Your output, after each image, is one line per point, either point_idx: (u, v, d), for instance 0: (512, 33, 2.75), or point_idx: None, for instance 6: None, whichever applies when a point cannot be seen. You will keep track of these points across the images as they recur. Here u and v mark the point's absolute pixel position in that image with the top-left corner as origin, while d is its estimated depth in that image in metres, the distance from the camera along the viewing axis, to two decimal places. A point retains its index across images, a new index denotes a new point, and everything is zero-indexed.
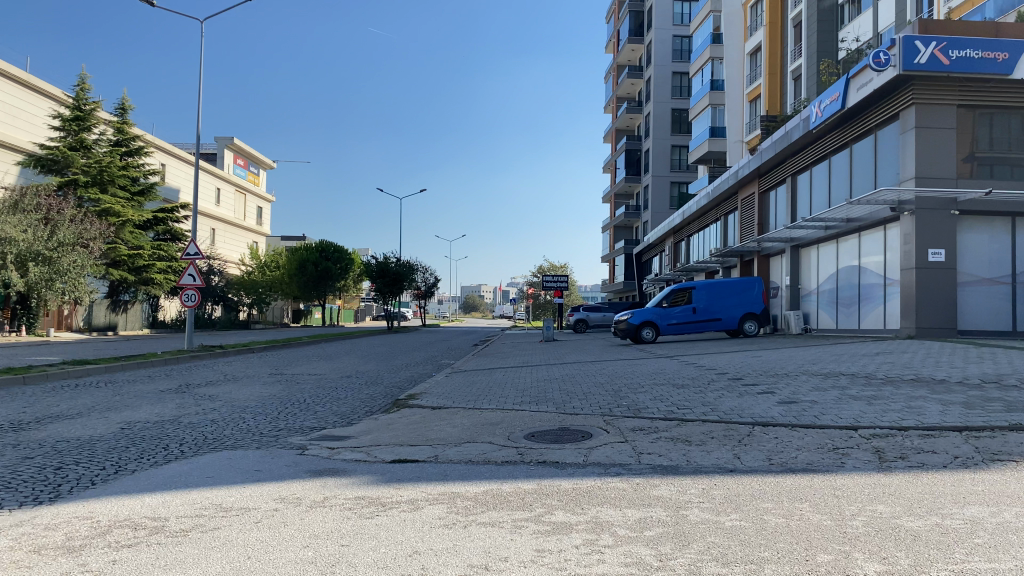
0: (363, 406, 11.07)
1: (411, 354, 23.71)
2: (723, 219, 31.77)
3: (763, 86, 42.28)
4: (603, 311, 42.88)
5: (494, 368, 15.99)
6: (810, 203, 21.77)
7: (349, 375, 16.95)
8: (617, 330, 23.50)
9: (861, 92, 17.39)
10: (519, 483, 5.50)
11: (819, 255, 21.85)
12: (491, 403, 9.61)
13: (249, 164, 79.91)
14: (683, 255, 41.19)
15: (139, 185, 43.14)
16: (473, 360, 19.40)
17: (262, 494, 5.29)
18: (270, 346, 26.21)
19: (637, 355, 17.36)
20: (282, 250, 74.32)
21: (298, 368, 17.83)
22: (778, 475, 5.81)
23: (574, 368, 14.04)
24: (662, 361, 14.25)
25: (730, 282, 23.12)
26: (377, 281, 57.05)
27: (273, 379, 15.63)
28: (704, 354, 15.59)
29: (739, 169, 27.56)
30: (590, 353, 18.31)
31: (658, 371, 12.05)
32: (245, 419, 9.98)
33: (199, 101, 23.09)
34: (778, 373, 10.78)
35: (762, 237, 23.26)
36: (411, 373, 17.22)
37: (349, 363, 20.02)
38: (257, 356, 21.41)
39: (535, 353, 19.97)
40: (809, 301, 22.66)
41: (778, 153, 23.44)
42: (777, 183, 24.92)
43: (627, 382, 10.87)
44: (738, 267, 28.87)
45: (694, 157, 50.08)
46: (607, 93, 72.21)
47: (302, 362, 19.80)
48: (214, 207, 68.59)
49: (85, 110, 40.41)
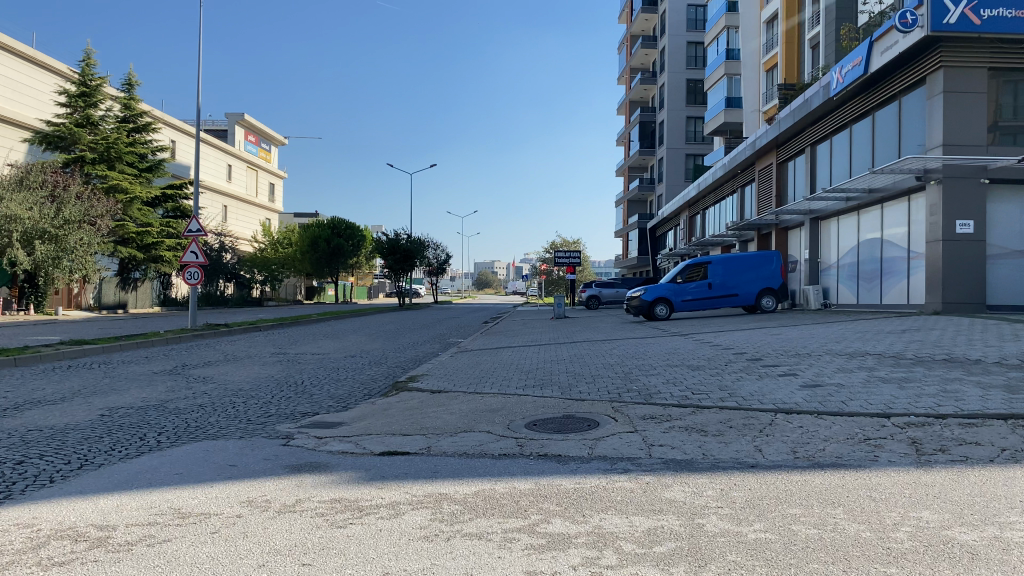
0: (360, 389, 10.53)
1: (419, 332, 23.22)
2: (740, 191, 30.94)
3: (780, 55, 41.15)
4: (617, 286, 42.23)
5: (501, 347, 15.43)
6: (830, 174, 20.97)
7: (353, 354, 16.44)
8: (629, 307, 22.86)
9: (886, 56, 16.52)
10: (515, 483, 4.92)
11: (839, 227, 21.07)
12: (492, 387, 9.05)
13: (260, 140, 79.36)
14: (698, 229, 40.38)
15: (147, 162, 42.61)
16: (481, 339, 18.85)
17: (228, 498, 4.74)
18: (277, 324, 25.81)
19: (650, 332, 16.75)
20: (294, 228, 74.00)
21: (301, 348, 17.34)
22: (805, 473, 5.21)
23: (584, 348, 13.44)
24: (676, 339, 13.65)
25: (747, 256, 22.41)
26: (387, 258, 56.67)
27: (273, 360, 15.12)
28: (719, 333, 14.94)
29: (756, 140, 26.70)
30: (602, 331, 17.72)
31: (672, 352, 11.43)
32: (234, 404, 9.45)
33: (199, 73, 22.48)
34: (801, 353, 10.13)
35: (780, 210, 22.48)
36: (417, 352, 16.70)
37: (354, 342, 19.52)
38: (261, 335, 20.98)
39: (545, 332, 19.39)
40: (828, 276, 21.91)
41: (796, 122, 22.60)
42: (795, 154, 24.08)
43: (640, 362, 10.27)
44: (755, 241, 28.10)
45: (710, 128, 49.04)
46: (621, 64, 70.96)
47: (307, 341, 19.33)
48: (225, 183, 68.15)
49: (92, 85, 39.87)
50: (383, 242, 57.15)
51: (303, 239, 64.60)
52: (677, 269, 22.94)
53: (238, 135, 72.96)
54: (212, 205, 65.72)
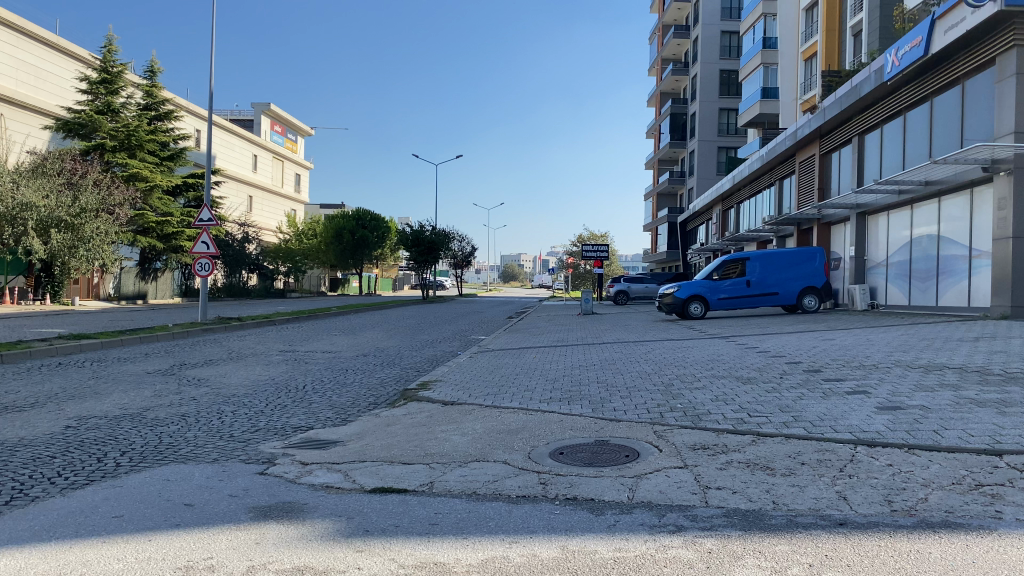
0: (366, 398, 9.43)
1: (440, 328, 22.23)
2: (778, 184, 29.47)
3: (820, 43, 39.45)
4: (646, 282, 40.88)
5: (523, 349, 14.27)
6: (880, 165, 19.56)
7: (366, 353, 15.35)
8: (661, 305, 21.61)
9: (950, 36, 15.09)
10: (536, 549, 3.77)
11: (889, 222, 19.63)
12: (511, 400, 7.89)
13: (286, 130, 78.81)
14: (732, 223, 38.92)
15: (168, 150, 41.81)
16: (503, 337, 17.78)
17: (157, 568, 3.62)
18: (294, 318, 24.94)
19: (684, 333, 15.58)
20: (319, 219, 73.37)
21: (312, 345, 16.33)
22: (915, 538, 3.98)
23: (616, 351, 12.22)
24: (718, 344, 12.38)
25: (788, 253, 21.07)
26: (412, 250, 55.69)
27: (280, 359, 14.08)
28: (763, 335, 13.69)
29: (797, 130, 25.22)
30: (632, 331, 16.55)
31: (714, 359, 10.19)
32: (222, 414, 8.37)
33: (212, 56, 21.50)
34: (867, 365, 8.81)
35: (824, 203, 21.09)
36: (434, 351, 15.62)
37: (370, 338, 18.51)
38: (275, 330, 20.07)
39: (571, 330, 18.26)
40: (876, 274, 20.46)
41: (842, 110, 21.16)
42: (841, 144, 22.64)
43: (680, 372, 9.05)
44: (794, 236, 26.68)
45: (745, 120, 47.44)
46: (653, 55, 69.35)
47: (321, 337, 18.35)
48: (251, 173, 67.60)
49: (113, 72, 39.28)
50: (408, 233, 56.16)
51: (327, 230, 63.88)
52: (713, 265, 21.68)
53: (264, 125, 72.37)
54: (237, 195, 65.20)
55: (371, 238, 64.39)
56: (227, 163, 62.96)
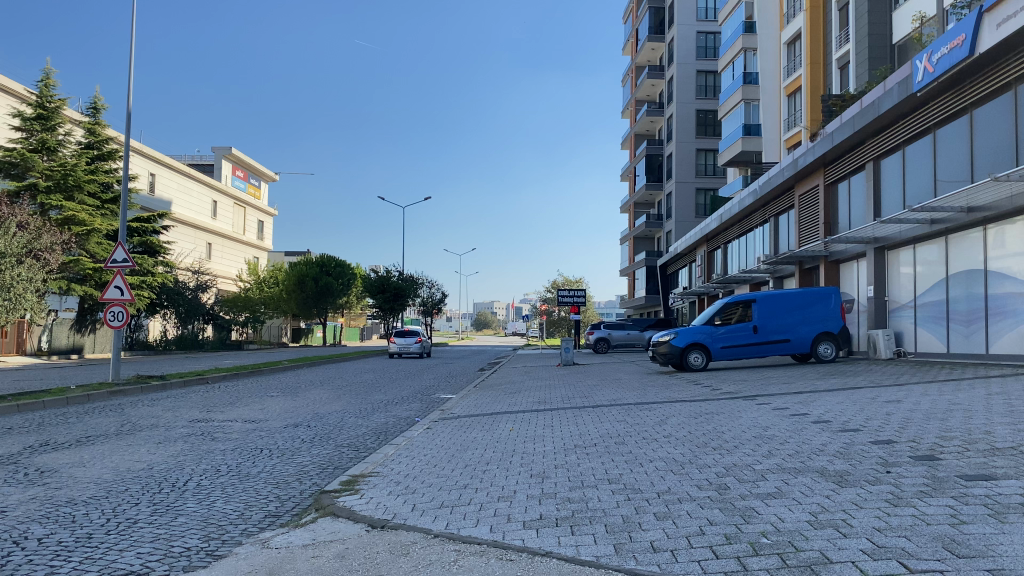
0: (262, 509, 6.33)
1: (400, 386, 19.23)
2: (773, 221, 27.08)
3: (804, 77, 37.57)
4: (627, 328, 38.13)
5: (496, 416, 11.27)
6: (903, 191, 17.20)
7: (300, 420, 12.33)
8: (655, 355, 18.77)
9: (1003, 29, 12.75)
10: None
11: (916, 256, 17.10)
12: (480, 524, 4.87)
13: (249, 175, 75.79)
14: (718, 265, 36.44)
15: (111, 192, 38.92)
16: (472, 398, 14.78)
17: None
18: (233, 374, 21.79)
19: (693, 393, 12.68)
20: (281, 267, 70.11)
21: (234, 412, 13.21)
22: None
23: (615, 421, 9.26)
24: (749, 410, 9.48)
25: (799, 293, 18.39)
26: (377, 297, 52.62)
27: (182, 433, 10.88)
28: (798, 395, 10.83)
29: (797, 159, 22.83)
30: (626, 390, 13.66)
31: (762, 438, 7.28)
32: (19, 544, 5.26)
33: (131, 72, 18.45)
34: (999, 450, 5.97)
35: (837, 237, 18.57)
36: (386, 419, 12.55)
37: (313, 401, 15.42)
38: (202, 391, 16.91)
39: (551, 388, 15.32)
40: (901, 318, 17.86)
41: (855, 133, 18.84)
42: (850, 172, 20.27)
43: (729, 464, 6.13)
44: (795, 276, 24.17)
45: (726, 158, 45.47)
46: (626, 96, 67.87)
47: (253, 400, 15.21)
48: (210, 220, 64.39)
49: (50, 108, 36.27)
50: (372, 279, 53.07)
51: (289, 277, 60.65)
52: (713, 308, 18.88)
53: (225, 169, 69.39)
54: (194, 243, 61.88)
55: (336, 285, 61.25)
56: (184, 209, 59.66)
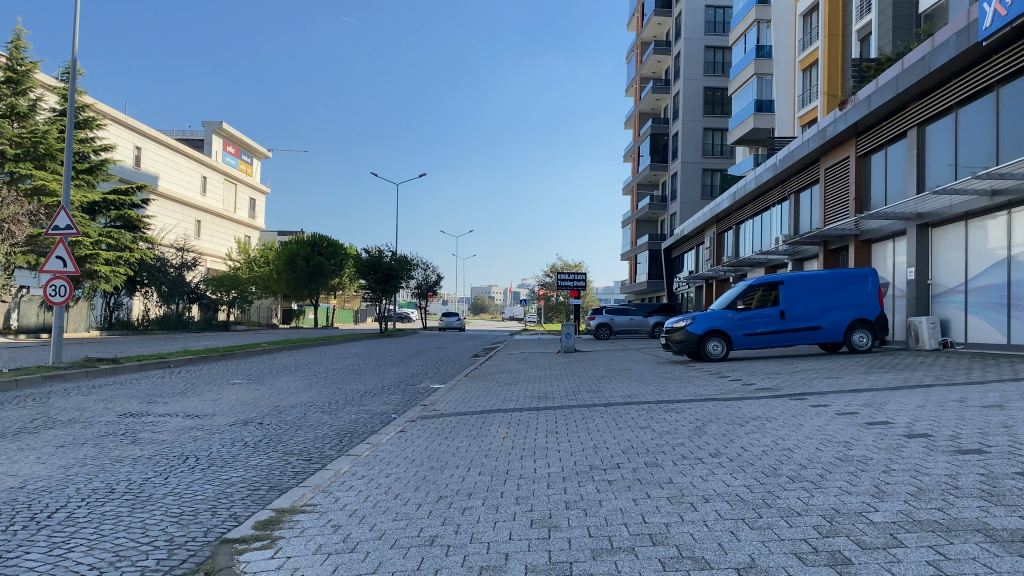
0: (131, 567, 4.25)
1: (383, 374, 17.18)
2: (793, 198, 25.02)
3: (821, 49, 35.27)
4: (630, 313, 36.10)
5: (487, 415, 9.22)
6: (956, 158, 15.24)
7: (252, 418, 10.27)
8: (670, 343, 16.73)
9: None
10: None
11: (969, 234, 15.09)
12: None
13: (240, 152, 73.43)
14: (730, 248, 34.38)
15: (85, 162, 36.81)
16: (461, 390, 12.76)
17: None
18: (201, 358, 19.76)
19: (722, 389, 10.63)
20: (273, 246, 67.87)
21: (179, 406, 11.12)
22: None
23: (642, 428, 7.24)
24: (808, 417, 7.43)
25: (832, 273, 16.32)
26: (368, 278, 50.44)
27: (100, 432, 8.80)
28: (858, 396, 8.78)
29: (824, 129, 20.79)
30: (640, 384, 11.62)
31: (851, 462, 5.22)
32: None
33: (78, 12, 16.20)
34: None
35: (874, 213, 16.52)
36: (355, 416, 10.50)
37: (279, 391, 13.41)
38: (156, 378, 14.88)
39: (552, 381, 13.28)
40: (948, 304, 15.84)
41: (898, 96, 16.80)
42: (887, 141, 18.23)
43: (829, 512, 4.07)
44: (819, 258, 22.13)
45: (736, 137, 43.29)
46: (630, 74, 65.55)
47: (208, 390, 13.18)
48: (199, 196, 62.12)
49: (20, 71, 33.98)
50: (364, 259, 50.87)
51: (279, 256, 58.48)
52: (734, 290, 16.87)
53: (216, 145, 67.00)
54: (182, 220, 59.64)
55: (328, 265, 59.08)
56: (170, 184, 57.41)
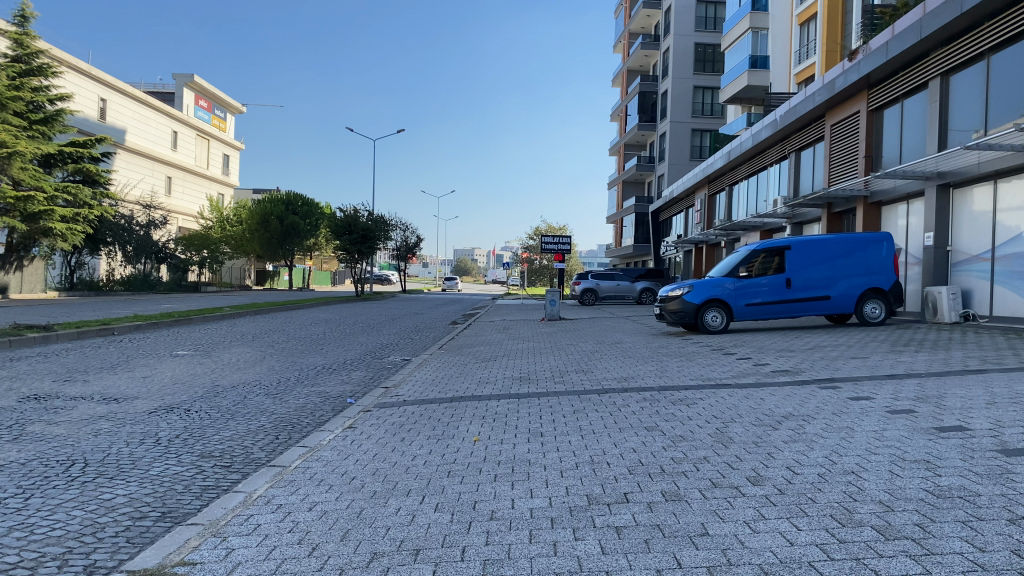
0: None
1: (349, 344, 15.61)
2: (793, 157, 23.45)
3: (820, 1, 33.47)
4: (616, 277, 34.57)
5: (457, 403, 7.68)
6: (986, 110, 13.76)
7: (176, 403, 8.60)
8: (664, 314, 15.20)
9: None
10: None
11: (998, 196, 13.63)
12: None
13: (213, 106, 70.74)
14: (722, 210, 32.85)
15: (40, 113, 34.58)
16: (432, 366, 11.20)
17: None
18: (150, 323, 18.00)
19: (732, 370, 9.13)
20: (246, 205, 65.68)
21: (98, 387, 9.44)
22: None
23: (651, 430, 5.70)
24: (853, 418, 5.91)
25: (842, 238, 14.85)
26: (344, 239, 48.53)
27: None
28: (902, 384, 7.29)
29: (832, 81, 19.20)
30: (637, 362, 10.09)
31: (953, 502, 3.70)
32: None
33: None
34: None
35: (891, 172, 15.00)
36: (304, 400, 8.90)
37: (224, 365, 11.81)
38: (90, 348, 13.22)
39: (536, 357, 11.75)
40: (970, 272, 14.44)
41: (921, 42, 15.20)
42: (905, 93, 16.66)
43: None
44: (821, 221, 20.66)
45: (728, 95, 41.53)
46: (619, 30, 63.32)
47: (143, 364, 11.56)
48: (169, 152, 59.69)
49: None
50: (339, 219, 48.92)
51: (253, 215, 56.37)
52: (736, 255, 15.36)
53: (187, 99, 64.31)
54: (151, 176, 57.39)
55: (303, 225, 57.08)
56: (139, 138, 54.96)
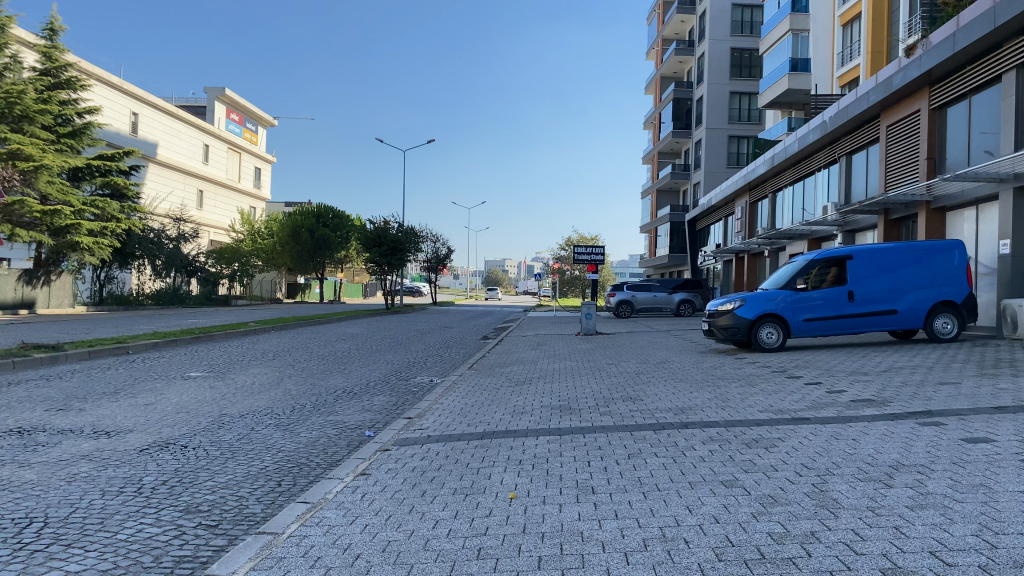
0: None
1: (373, 363, 14.61)
2: (845, 161, 22.08)
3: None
4: (653, 288, 33.31)
5: (490, 441, 6.61)
6: None
7: (174, 439, 7.61)
8: (714, 330, 14.00)
9: None
10: None
11: None
12: None
13: (245, 120, 70.74)
14: (764, 218, 31.48)
15: (69, 126, 34.35)
16: (462, 391, 10.14)
17: None
18: (169, 341, 17.14)
19: (806, 398, 7.96)
20: (277, 217, 65.39)
21: (90, 418, 8.47)
22: None
23: (733, 488, 4.56)
24: (983, 470, 4.72)
25: (909, 246, 13.54)
26: (374, 251, 47.76)
27: None
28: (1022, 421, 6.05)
29: (889, 79, 17.87)
30: (692, 388, 8.93)
31: None
32: None
33: None
34: None
35: (962, 175, 13.68)
36: (317, 433, 7.87)
37: (237, 390, 10.85)
38: (98, 370, 12.30)
39: (576, 379, 10.63)
40: None
41: (994, 33, 13.88)
42: (974, 89, 15.32)
43: None
44: (877, 228, 19.30)
45: (767, 100, 40.18)
46: (651, 37, 62.12)
47: (149, 389, 10.60)
48: (201, 165, 59.60)
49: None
50: (369, 231, 48.17)
51: (283, 228, 55.95)
52: (791, 266, 14.14)
53: (218, 112, 64.24)
54: (183, 189, 57.26)
55: (334, 238, 56.49)
56: (170, 152, 54.84)
